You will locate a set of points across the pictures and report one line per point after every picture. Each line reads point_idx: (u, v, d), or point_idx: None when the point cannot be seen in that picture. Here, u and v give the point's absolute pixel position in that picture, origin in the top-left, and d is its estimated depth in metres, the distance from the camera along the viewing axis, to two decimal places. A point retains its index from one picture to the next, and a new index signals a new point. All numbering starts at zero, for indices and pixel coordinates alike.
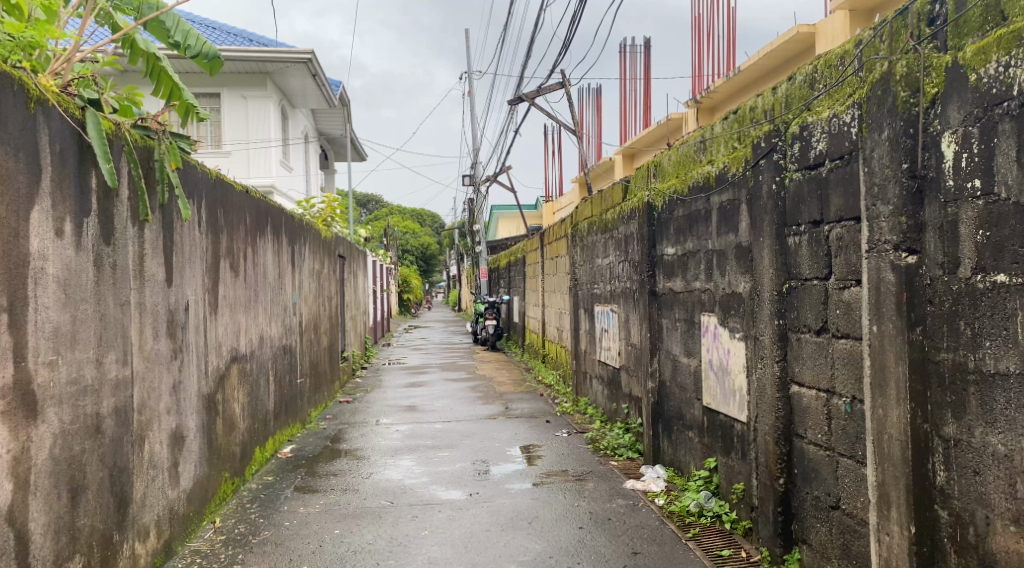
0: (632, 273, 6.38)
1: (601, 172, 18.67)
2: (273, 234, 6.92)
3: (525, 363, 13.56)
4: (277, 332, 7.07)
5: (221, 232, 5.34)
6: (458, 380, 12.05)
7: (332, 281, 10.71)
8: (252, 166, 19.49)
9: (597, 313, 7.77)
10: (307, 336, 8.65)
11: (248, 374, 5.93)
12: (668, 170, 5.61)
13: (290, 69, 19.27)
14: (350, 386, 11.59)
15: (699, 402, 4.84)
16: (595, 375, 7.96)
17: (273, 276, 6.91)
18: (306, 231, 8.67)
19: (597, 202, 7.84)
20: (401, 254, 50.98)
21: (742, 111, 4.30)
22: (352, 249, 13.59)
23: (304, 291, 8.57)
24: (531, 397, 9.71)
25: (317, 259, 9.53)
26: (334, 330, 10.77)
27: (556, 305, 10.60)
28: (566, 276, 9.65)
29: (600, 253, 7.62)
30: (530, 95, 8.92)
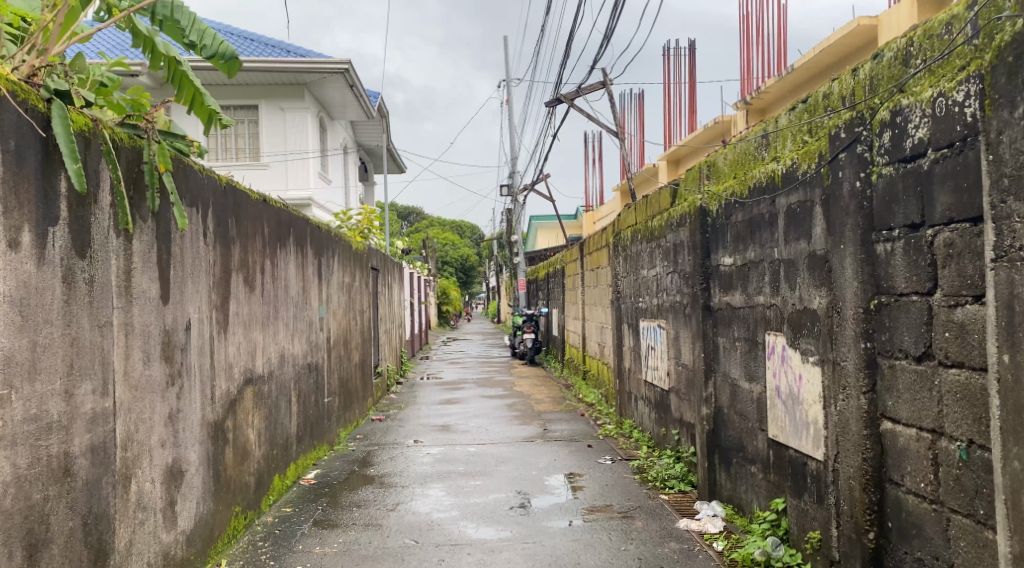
0: (683, 285, 5.81)
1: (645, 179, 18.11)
2: (296, 245, 6.49)
3: (565, 379, 12.99)
4: (301, 350, 6.64)
5: (234, 243, 4.91)
6: (495, 397, 11.54)
7: (364, 294, 10.29)
8: (290, 179, 19.23)
9: (642, 329, 7.20)
10: (335, 353, 8.22)
11: (265, 398, 5.49)
12: (724, 170, 5.05)
13: (328, 80, 19.01)
14: (383, 403, 11.14)
15: (763, 433, 4.26)
16: (641, 396, 7.38)
17: (295, 290, 6.48)
18: (334, 243, 8.25)
19: (642, 208, 7.28)
20: (440, 266, 50.76)
21: (813, 98, 3.74)
22: (386, 262, 13.18)
23: (332, 305, 8.14)
24: (572, 417, 9.15)
25: (348, 272, 9.11)
26: (367, 346, 10.33)
27: (597, 319, 10.04)
28: (608, 289, 9.10)
29: (646, 264, 7.06)
30: (568, 96, 8.39)
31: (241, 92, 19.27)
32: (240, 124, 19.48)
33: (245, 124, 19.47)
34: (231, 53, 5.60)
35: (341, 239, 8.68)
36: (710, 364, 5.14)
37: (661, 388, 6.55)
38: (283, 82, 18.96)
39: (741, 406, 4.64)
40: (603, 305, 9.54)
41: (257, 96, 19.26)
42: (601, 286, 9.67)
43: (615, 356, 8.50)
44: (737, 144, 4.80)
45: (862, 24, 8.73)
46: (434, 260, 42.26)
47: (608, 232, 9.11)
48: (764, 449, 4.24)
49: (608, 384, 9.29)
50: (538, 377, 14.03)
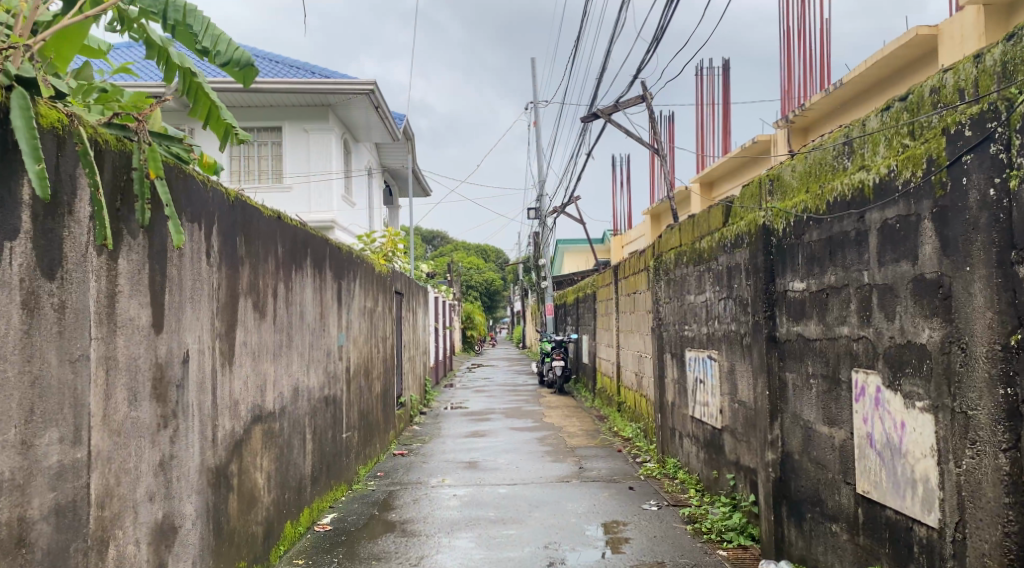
0: (740, 313, 5.25)
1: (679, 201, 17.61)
2: (314, 267, 6.00)
3: (597, 411, 12.39)
4: (319, 382, 6.14)
5: (244, 263, 4.42)
6: (524, 429, 10.97)
7: (387, 320, 9.81)
8: (314, 201, 18.87)
9: (688, 360, 6.64)
10: (356, 384, 7.72)
11: (277, 437, 4.97)
12: (791, 183, 4.49)
13: (353, 101, 18.72)
14: (406, 435, 10.60)
15: (848, 488, 3.67)
16: (687, 433, 6.80)
17: (314, 316, 5.99)
18: (355, 266, 7.76)
19: (687, 229, 6.74)
20: (464, 290, 50.34)
21: (916, 95, 3.19)
22: (410, 286, 12.68)
23: (353, 332, 7.63)
24: (608, 453, 8.56)
25: (370, 297, 8.63)
26: (389, 375, 9.83)
27: (634, 347, 9.47)
28: (647, 316, 8.54)
29: (693, 290, 6.50)
30: (606, 111, 7.88)
31: (265, 114, 19.01)
32: (264, 146, 19.18)
33: (269, 146, 19.16)
34: (245, 60, 4.62)
35: (363, 262, 8.21)
36: (776, 403, 4.56)
37: (713, 426, 5.97)
38: (307, 103, 18.66)
39: (817, 453, 4.05)
40: (641, 334, 8.97)
41: (281, 118, 18.99)
42: (639, 314, 9.11)
43: (656, 389, 7.93)
44: (807, 153, 4.25)
45: (921, 33, 8.17)
46: (458, 285, 41.84)
47: (646, 255, 8.57)
48: (849, 505, 3.65)
49: (646, 418, 8.70)
50: (568, 407, 13.45)
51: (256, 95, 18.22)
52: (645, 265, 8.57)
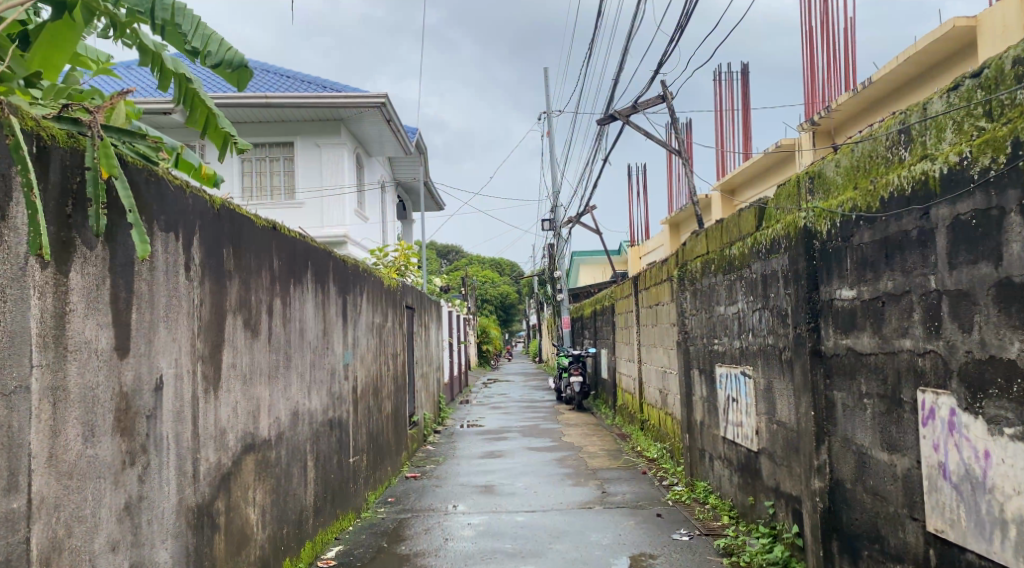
0: (780, 325, 4.79)
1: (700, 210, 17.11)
2: (315, 281, 5.60)
3: (619, 428, 11.93)
4: (322, 404, 5.74)
5: (233, 277, 4.02)
6: (543, 449, 10.52)
7: (397, 337, 9.41)
8: (326, 216, 18.51)
9: (719, 377, 6.25)
10: (364, 405, 7.30)
11: (273, 467, 4.56)
12: (834, 179, 4.03)
13: (365, 114, 18.39)
14: (419, 456, 10.16)
15: (914, 524, 3.21)
16: (720, 454, 6.34)
17: (315, 334, 5.59)
18: (363, 280, 7.36)
19: (715, 236, 6.30)
20: (479, 305, 49.97)
21: (994, 69, 2.75)
22: (423, 300, 12.28)
23: (360, 350, 7.22)
24: (633, 476, 8.10)
25: (379, 313, 8.22)
26: (401, 394, 9.41)
27: (657, 362, 9.02)
28: (671, 329, 8.10)
29: (724, 300, 6.05)
30: (624, 113, 7.46)
31: (275, 128, 18.68)
32: (275, 161, 18.82)
33: (280, 161, 18.81)
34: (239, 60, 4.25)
35: (371, 276, 7.81)
36: (824, 424, 4.10)
37: (750, 448, 5.51)
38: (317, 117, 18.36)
39: (875, 482, 3.59)
40: (665, 348, 8.52)
41: (292, 132, 18.65)
42: (662, 327, 8.67)
43: (684, 406, 7.47)
44: (854, 146, 3.80)
45: (959, 24, 7.71)
46: (473, 299, 41.46)
47: (669, 264, 8.13)
48: (916, 544, 3.20)
49: (673, 438, 8.24)
50: (588, 424, 12.99)
51: (266, 110, 17.89)
52: (669, 275, 8.13)
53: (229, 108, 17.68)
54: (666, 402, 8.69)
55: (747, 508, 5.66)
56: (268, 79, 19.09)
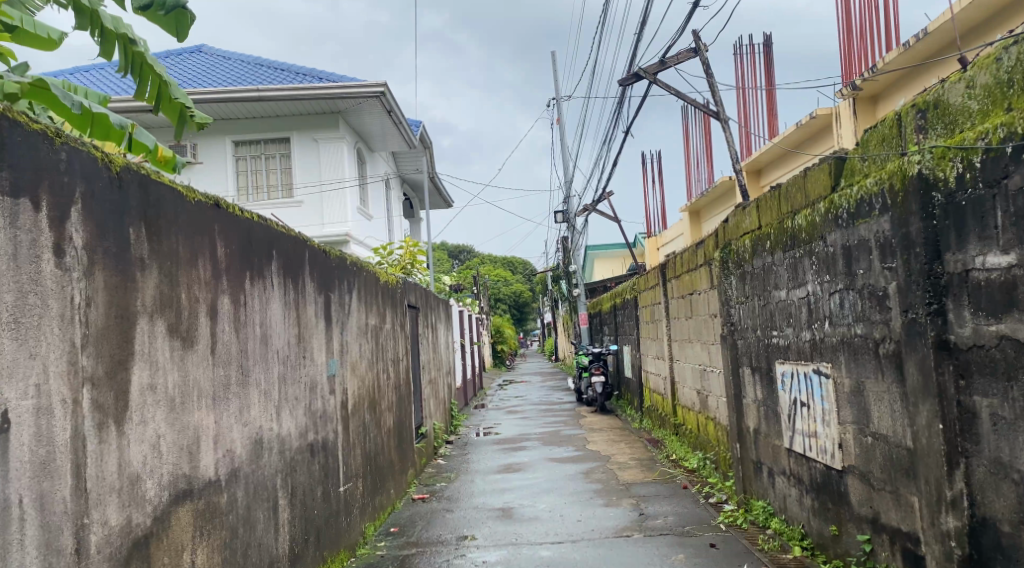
0: (878, 310, 3.70)
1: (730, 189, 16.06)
2: (284, 274, 4.57)
3: (649, 433, 10.87)
4: (299, 427, 4.70)
5: (150, 269, 2.98)
6: (566, 459, 9.48)
7: (399, 340, 8.36)
8: (327, 215, 17.48)
9: (781, 376, 5.16)
10: (358, 421, 6.25)
11: (225, 517, 3.52)
12: (967, 106, 2.96)
13: (365, 106, 17.36)
14: (428, 473, 9.14)
15: None
16: (786, 470, 5.25)
17: (285, 340, 4.55)
18: (352, 274, 6.33)
19: (771, 204, 5.23)
20: (492, 304, 48.99)
21: None
22: (428, 300, 11.24)
23: (352, 356, 6.19)
24: (672, 493, 7.03)
25: (375, 313, 7.17)
26: (405, 405, 8.39)
27: (694, 359, 7.95)
28: (712, 321, 7.03)
29: (787, 283, 4.96)
30: (650, 69, 6.38)
31: (270, 124, 17.68)
32: (271, 159, 17.83)
33: (276, 159, 17.82)
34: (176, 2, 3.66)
35: (364, 270, 6.78)
36: (959, 442, 3.02)
37: (830, 466, 4.42)
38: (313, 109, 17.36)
39: None
40: (704, 343, 7.44)
41: (288, 128, 17.65)
42: (700, 320, 7.59)
43: (732, 412, 6.39)
44: (1003, 55, 2.74)
45: None
46: (484, 298, 40.45)
47: (707, 244, 7.06)
48: None
49: (718, 446, 7.16)
50: (613, 429, 11.93)
51: (259, 104, 16.93)
52: (707, 259, 7.07)
53: (220, 103, 16.73)
54: (706, 405, 7.62)
55: (827, 539, 4.58)
56: (261, 73, 18.10)
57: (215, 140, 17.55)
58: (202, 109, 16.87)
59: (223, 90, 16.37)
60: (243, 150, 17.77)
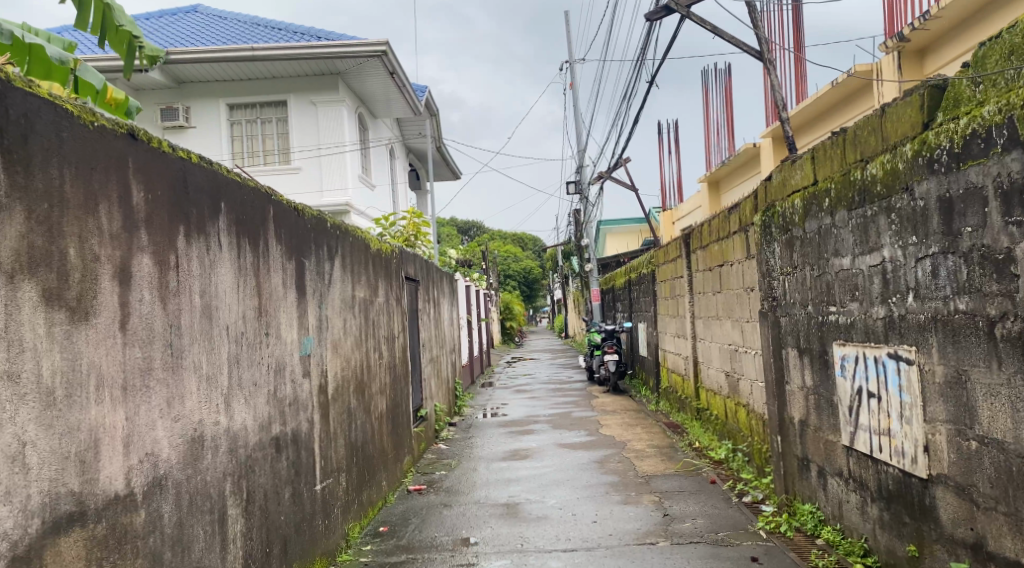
0: (994, 279, 2.85)
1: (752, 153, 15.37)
2: (238, 232, 3.74)
3: (668, 418, 10.05)
4: (260, 419, 3.88)
5: (12, 213, 2.17)
6: (579, 446, 8.67)
7: (394, 314, 7.54)
8: (326, 181, 16.62)
9: (840, 359, 4.31)
10: (341, 407, 5.44)
11: (143, 542, 2.71)
12: None
13: (366, 67, 16.45)
14: (427, 460, 8.35)
15: None
16: (843, 471, 4.42)
17: (239, 312, 3.71)
18: (336, 238, 5.50)
19: (830, 154, 4.36)
20: (501, 280, 48.19)
21: None
22: (429, 272, 10.42)
23: (334, 333, 5.37)
24: (699, 489, 6.21)
25: (364, 282, 6.35)
26: (401, 387, 7.59)
27: (723, 338, 7.09)
28: (747, 295, 6.17)
29: (852, 248, 4.11)
30: (683, 1, 5.47)
31: (267, 87, 16.81)
32: (268, 123, 17.02)
33: (273, 123, 17.00)
34: None
35: (351, 234, 5.95)
36: None
37: (911, 473, 3.57)
38: (312, 71, 16.46)
39: None
40: (736, 319, 6.58)
41: (286, 90, 16.78)
42: (732, 294, 6.73)
43: (772, 400, 5.54)
44: None
45: None
46: (492, 274, 39.63)
47: (743, 206, 6.19)
48: None
49: (752, 437, 6.32)
50: (628, 412, 11.12)
51: (254, 65, 16.08)
52: (743, 224, 6.21)
53: (213, 63, 15.91)
54: (738, 389, 6.78)
55: (901, 561, 3.75)
56: (257, 33, 17.18)
57: (208, 103, 16.76)
58: (193, 70, 16.05)
59: (216, 49, 15.53)
60: (239, 113, 16.96)
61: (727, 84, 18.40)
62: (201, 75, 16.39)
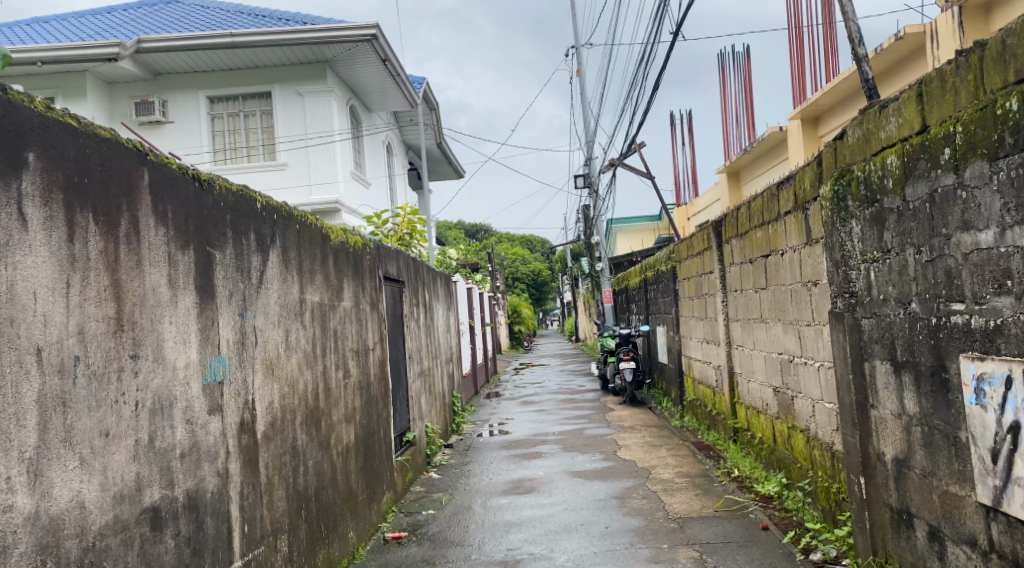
0: None
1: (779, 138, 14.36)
2: (66, 201, 2.43)
3: (696, 438, 8.77)
4: (117, 489, 2.58)
5: None
6: (595, 474, 7.36)
7: (367, 323, 6.22)
8: (313, 172, 15.37)
9: (973, 384, 2.98)
10: (281, 446, 4.13)
11: None
12: None
13: (355, 53, 15.18)
14: (414, 495, 7.04)
15: None
16: (978, 540, 3.08)
17: (69, 325, 2.40)
18: (271, 224, 4.19)
19: (952, 83, 3.03)
20: (509, 283, 46.88)
21: None
22: (418, 272, 9.11)
23: (269, 351, 4.06)
24: (749, 541, 4.87)
25: (320, 279, 5.04)
26: (376, 409, 6.27)
27: (773, 347, 5.74)
28: (809, 292, 4.83)
29: (1000, 217, 2.78)
30: None
31: (249, 77, 15.56)
32: (251, 116, 15.73)
33: (257, 116, 15.70)
34: None
35: (298, 220, 4.63)
36: None
37: None
38: (298, 58, 15.20)
39: None
40: (791, 322, 5.26)
41: (270, 80, 15.53)
42: (785, 291, 5.41)
43: (849, 428, 4.20)
44: None
45: None
46: (500, 275, 38.31)
47: (802, 177, 4.86)
48: None
49: (815, 471, 4.99)
50: (649, 428, 9.82)
51: (234, 52, 14.83)
52: (801, 201, 4.89)
53: (188, 53, 14.65)
54: (793, 408, 5.46)
55: None
56: (237, 19, 15.91)
57: (187, 96, 15.48)
58: (168, 59, 14.79)
59: (190, 36, 14.26)
60: (220, 107, 15.66)
61: (747, 67, 17.09)
62: (178, 65, 15.13)
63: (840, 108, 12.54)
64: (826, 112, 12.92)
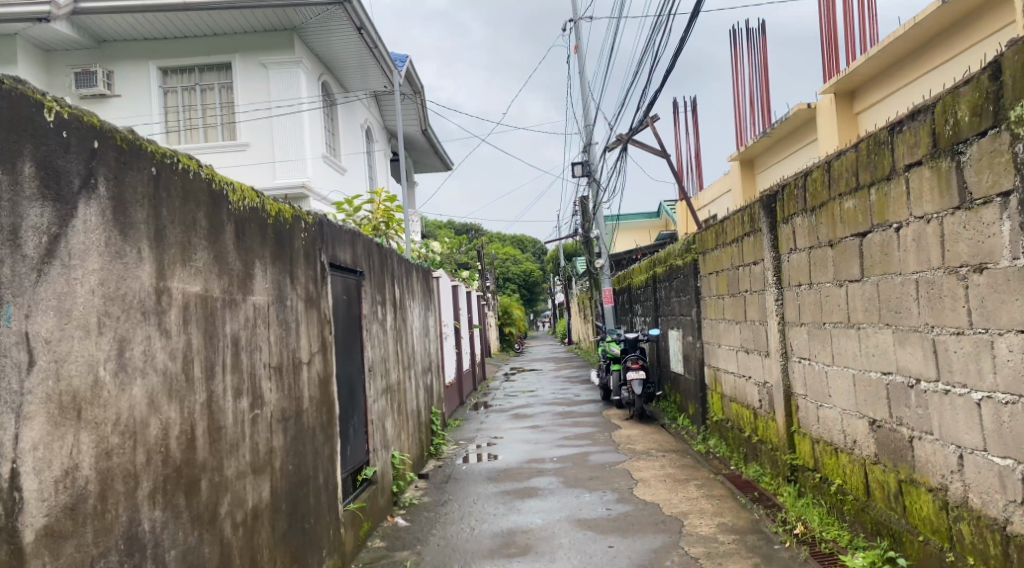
0: None
1: (807, 115, 12.70)
2: None
3: (730, 470, 7.08)
4: None
5: None
6: (610, 524, 5.64)
7: (297, 328, 4.46)
8: (278, 147, 13.65)
9: None
10: (97, 542, 2.39)
11: None
12: None
13: (326, 19, 13.36)
14: (370, 556, 5.28)
15: None
16: None
17: None
18: (83, 157, 2.46)
19: None
20: (500, 283, 45.20)
21: None
22: (388, 262, 7.35)
23: (68, 378, 2.33)
24: None
25: (205, 260, 3.28)
26: (309, 447, 4.52)
27: (879, 363, 4.02)
28: (971, 278, 3.12)
29: None
30: None
31: (207, 45, 13.74)
32: (209, 91, 13.87)
33: (215, 90, 13.86)
34: None
35: (156, 163, 2.89)
36: None
37: None
38: (261, 23, 13.39)
39: None
40: (918, 327, 3.56)
41: (229, 49, 13.72)
42: (905, 282, 3.70)
43: None
44: None
45: None
46: (490, 276, 36.54)
47: (952, 104, 3.16)
48: None
49: (966, 557, 3.28)
50: (667, 455, 8.10)
51: (188, 16, 13.00)
52: (950, 142, 3.19)
53: (133, 15, 12.80)
54: (911, 450, 3.75)
55: None
56: None
57: (135, 67, 13.64)
58: (111, 22, 12.96)
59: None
60: (173, 80, 13.81)
61: (765, 43, 15.42)
62: (124, 31, 13.30)
63: (879, 80, 10.94)
64: (863, 84, 11.32)
